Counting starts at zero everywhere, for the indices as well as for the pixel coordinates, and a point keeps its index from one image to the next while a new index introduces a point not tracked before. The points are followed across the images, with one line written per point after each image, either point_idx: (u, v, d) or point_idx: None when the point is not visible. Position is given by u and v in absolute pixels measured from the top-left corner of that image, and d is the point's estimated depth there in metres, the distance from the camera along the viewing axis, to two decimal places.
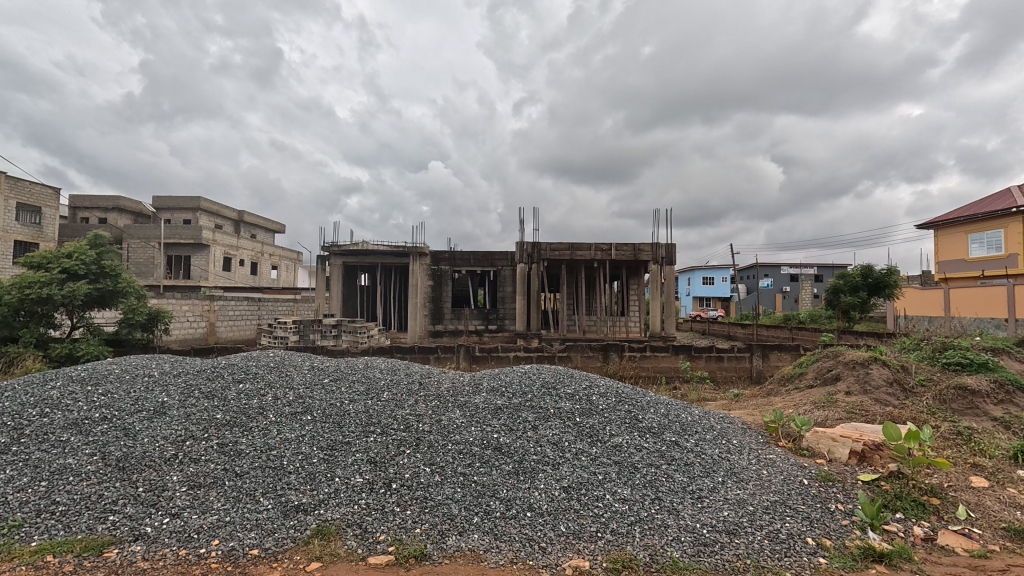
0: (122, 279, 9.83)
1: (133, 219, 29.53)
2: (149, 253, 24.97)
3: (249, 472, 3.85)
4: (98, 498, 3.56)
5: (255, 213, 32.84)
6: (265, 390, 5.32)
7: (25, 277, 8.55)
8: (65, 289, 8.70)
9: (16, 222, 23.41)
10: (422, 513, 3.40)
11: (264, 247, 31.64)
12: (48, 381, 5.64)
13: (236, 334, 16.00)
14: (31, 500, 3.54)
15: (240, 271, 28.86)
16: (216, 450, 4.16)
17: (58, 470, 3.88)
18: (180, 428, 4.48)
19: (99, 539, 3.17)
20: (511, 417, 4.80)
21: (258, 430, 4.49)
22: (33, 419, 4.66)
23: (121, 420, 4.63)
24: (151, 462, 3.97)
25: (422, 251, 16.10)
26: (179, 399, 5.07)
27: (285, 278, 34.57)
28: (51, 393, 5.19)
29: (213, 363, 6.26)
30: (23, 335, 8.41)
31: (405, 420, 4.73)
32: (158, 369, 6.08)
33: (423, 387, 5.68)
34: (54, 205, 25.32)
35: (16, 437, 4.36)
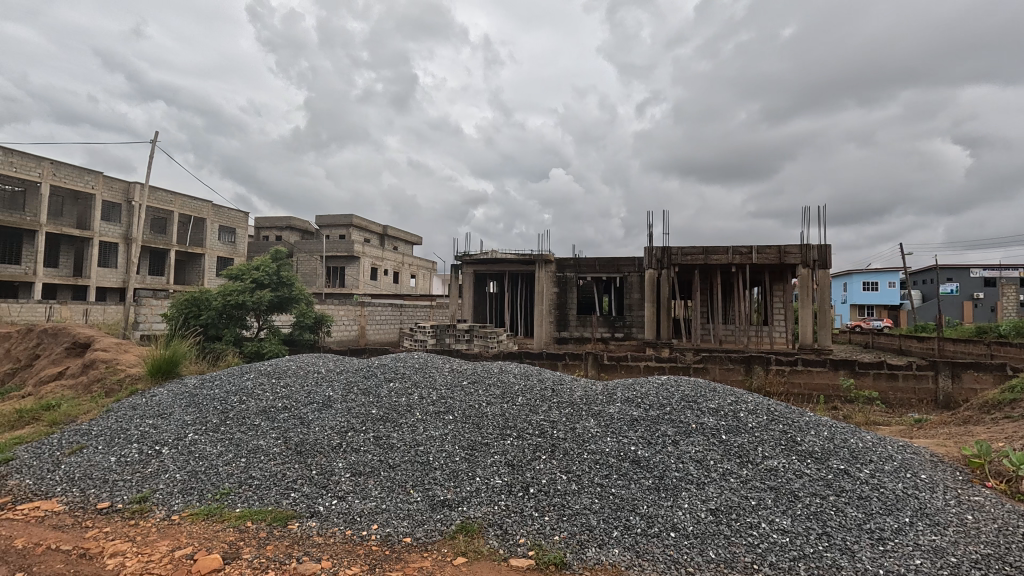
0: (296, 288, 11.44)
1: (301, 236, 34.37)
2: (313, 265, 28.80)
3: (401, 465, 4.19)
4: (283, 476, 4.14)
5: (396, 227, 36.24)
6: (412, 389, 5.77)
7: (227, 287, 10.36)
8: (254, 296, 10.39)
9: (219, 241, 28.81)
10: (560, 520, 3.39)
11: (404, 258, 34.62)
12: (245, 373, 6.76)
13: (382, 338, 17.63)
14: (235, 473, 4.25)
15: (384, 280, 31.95)
16: (373, 442, 4.60)
17: (253, 449, 4.61)
18: (343, 420, 5.05)
19: (282, 512, 3.68)
20: (648, 430, 4.59)
21: (407, 426, 4.87)
22: (235, 404, 5.61)
23: (297, 409, 5.36)
24: (322, 448, 4.53)
25: (548, 259, 16.28)
26: (342, 394, 5.73)
27: (422, 286, 37.51)
28: (247, 384, 6.19)
29: (368, 363, 6.96)
30: (225, 334, 10.15)
31: (540, 426, 4.78)
32: (324, 366, 6.92)
33: (556, 394, 5.69)
34: (244, 226, 30.52)
35: (224, 419, 5.27)
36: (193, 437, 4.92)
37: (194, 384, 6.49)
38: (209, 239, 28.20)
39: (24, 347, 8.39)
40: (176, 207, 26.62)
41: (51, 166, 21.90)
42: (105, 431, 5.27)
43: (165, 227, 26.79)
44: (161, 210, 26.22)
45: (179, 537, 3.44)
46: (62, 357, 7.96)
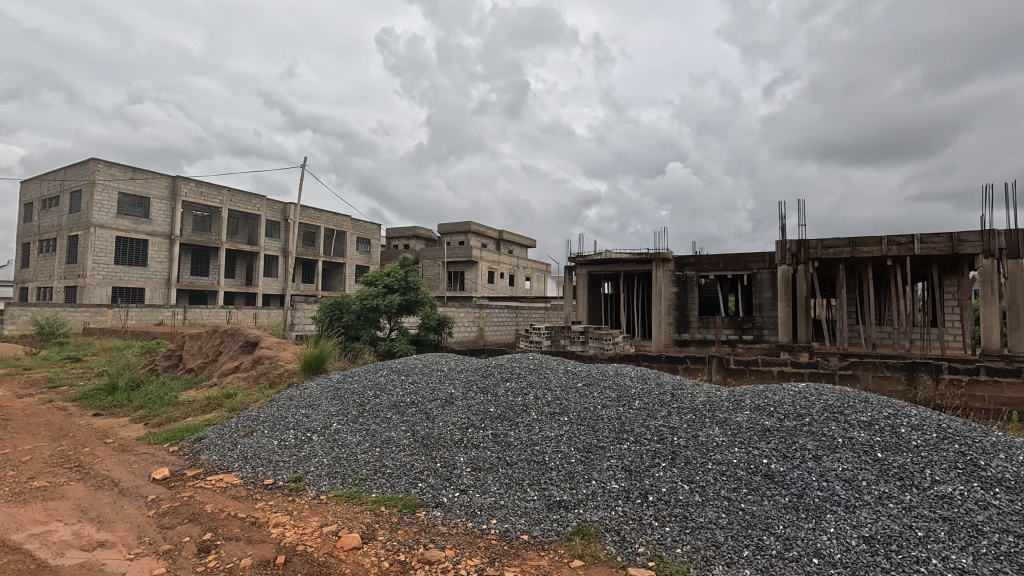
0: (422, 292, 12.29)
1: (425, 244, 36.91)
2: (435, 270, 30.77)
3: (518, 463, 4.29)
4: (412, 467, 4.47)
5: (511, 232, 37.29)
6: (528, 389, 5.87)
7: (364, 292, 11.47)
8: (387, 300, 11.38)
9: (356, 251, 32.22)
10: (683, 533, 3.21)
11: (519, 261, 35.49)
12: (378, 369, 7.43)
13: (499, 339, 18.24)
14: (371, 461, 4.68)
15: (501, 283, 33.03)
16: (491, 439, 4.77)
17: (386, 440, 5.04)
18: (464, 416, 5.30)
19: (412, 500, 3.97)
20: (783, 442, 4.16)
21: (524, 426, 4.97)
22: (371, 397, 6.20)
23: (423, 405, 5.76)
24: (445, 442, 4.81)
25: (666, 257, 15.57)
26: (462, 392, 6.03)
27: (537, 288, 38.12)
28: (380, 380, 6.80)
29: (486, 362, 7.24)
30: (362, 335, 11.24)
31: (659, 431, 4.58)
32: (446, 365, 7.35)
33: (676, 399, 5.41)
34: (377, 237, 33.60)
35: (362, 411, 5.85)
36: (337, 426, 5.53)
37: (337, 378, 7.29)
38: (348, 249, 31.60)
39: (210, 344, 10.05)
40: (322, 222, 30.17)
41: (229, 193, 26.10)
42: (269, 417, 6.14)
43: (313, 240, 30.50)
44: (310, 226, 29.90)
45: (326, 515, 3.88)
46: (237, 353, 9.42)
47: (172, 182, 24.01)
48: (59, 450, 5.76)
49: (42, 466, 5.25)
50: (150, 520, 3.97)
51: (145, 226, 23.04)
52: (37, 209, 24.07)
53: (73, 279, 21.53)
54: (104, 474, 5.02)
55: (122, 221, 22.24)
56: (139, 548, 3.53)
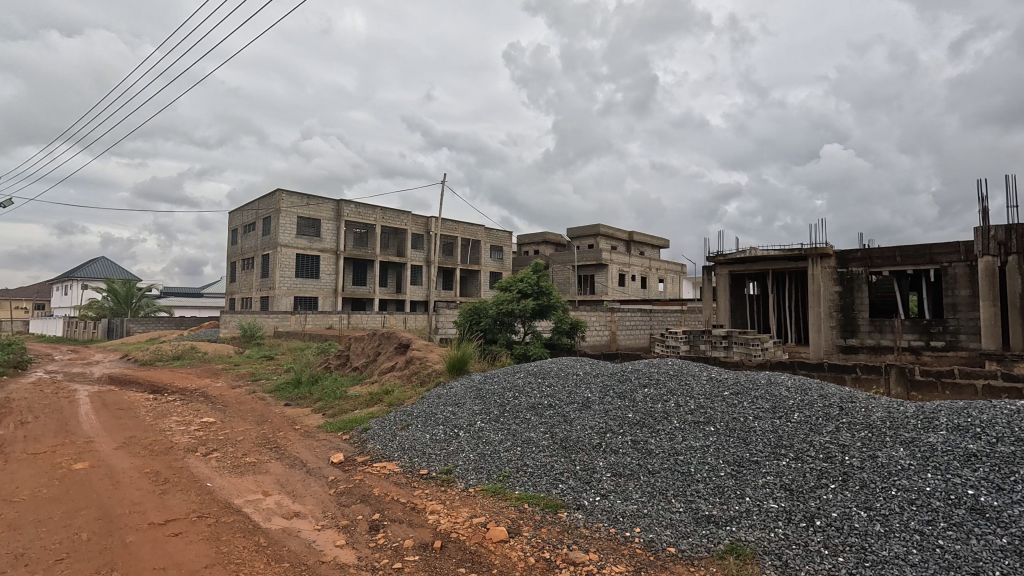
0: (554, 296, 12.47)
1: (554, 248, 37.48)
2: (565, 274, 31.05)
3: (660, 472, 4.14)
4: (552, 468, 4.57)
5: (642, 232, 36.14)
6: (668, 396, 5.63)
7: (500, 297, 12.01)
8: (521, 305, 11.77)
9: (490, 258, 33.91)
10: (861, 566, 2.83)
11: (652, 262, 34.23)
12: (516, 372, 7.72)
13: (633, 343, 17.75)
14: (513, 459, 4.89)
15: (632, 285, 32.16)
16: (631, 446, 4.67)
17: (526, 440, 5.23)
18: (601, 421, 5.27)
19: (553, 500, 4.07)
20: (997, 472, 3.43)
21: (665, 433, 4.78)
22: (510, 399, 6.46)
23: (560, 408, 5.85)
24: (584, 446, 4.83)
25: (825, 253, 13.81)
26: (599, 396, 6.00)
27: (671, 290, 36.40)
28: (518, 382, 7.06)
29: (622, 367, 7.11)
30: (499, 338, 11.78)
31: (825, 449, 4.08)
32: (582, 369, 7.37)
33: (845, 413, 4.76)
34: (509, 244, 34.97)
35: (502, 411, 6.13)
36: (480, 424, 5.88)
37: (479, 379, 7.72)
38: (483, 257, 33.39)
39: (371, 346, 11.32)
40: (459, 232, 32.25)
41: (381, 211, 29.22)
42: (421, 413, 6.74)
43: (452, 250, 32.75)
44: (449, 236, 32.18)
45: (475, 507, 4.14)
46: (392, 354, 10.49)
47: (337, 205, 27.62)
48: (263, 433, 6.97)
49: (251, 445, 6.39)
50: (331, 498, 4.60)
51: (317, 244, 26.81)
52: (240, 234, 29.39)
53: (266, 290, 25.88)
54: (296, 455, 5.95)
55: (300, 240, 26.16)
56: (324, 521, 4.11)
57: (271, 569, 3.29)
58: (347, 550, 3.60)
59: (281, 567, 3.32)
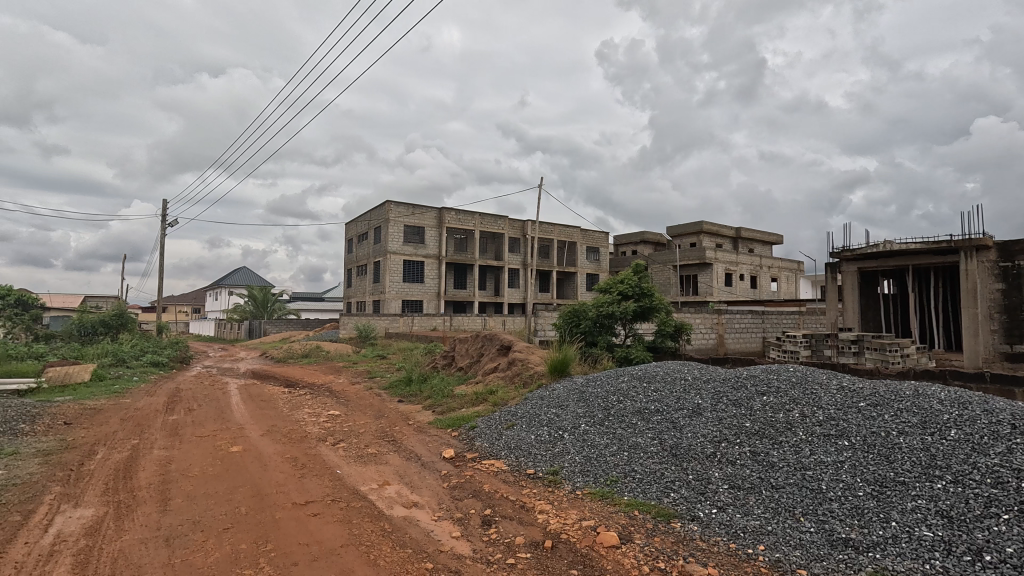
0: (656, 298, 12.05)
1: (654, 248, 36.21)
2: (666, 275, 29.85)
3: (785, 488, 3.84)
4: (662, 476, 4.43)
5: (751, 228, 33.68)
6: (791, 405, 5.19)
7: (600, 299, 11.87)
8: (622, 307, 11.53)
9: (586, 260, 33.65)
10: None
11: (762, 260, 31.76)
12: (619, 375, 7.56)
13: (744, 347, 16.60)
14: (621, 464, 4.81)
15: (741, 285, 30.08)
16: (750, 457, 4.38)
17: (633, 445, 5.12)
18: (714, 429, 5.01)
19: (665, 509, 3.94)
20: None
21: (790, 446, 4.42)
22: (615, 402, 6.35)
23: (669, 414, 5.64)
24: (696, 455, 4.62)
25: (983, 245, 11.88)
26: (711, 403, 5.69)
27: (786, 290, 33.49)
28: (622, 385, 6.92)
29: (736, 373, 6.67)
30: (599, 341, 11.65)
31: (994, 473, 3.51)
32: (690, 374, 7.04)
33: (1019, 432, 4.06)
34: (605, 245, 34.42)
35: (607, 414, 6.05)
36: (585, 427, 5.85)
37: (581, 382, 7.67)
38: (579, 259, 33.22)
39: (474, 347, 11.76)
40: (555, 235, 32.35)
41: (479, 217, 30.23)
42: (525, 414, 6.87)
43: (548, 252, 32.97)
44: (545, 239, 32.42)
45: (584, 510, 4.14)
46: (495, 355, 10.82)
47: (439, 213, 29.02)
48: (381, 426, 7.55)
49: (372, 437, 6.95)
50: (445, 491, 4.86)
51: (422, 250, 28.40)
52: (354, 243, 32.05)
53: (377, 295, 27.96)
54: (411, 449, 6.36)
55: (406, 247, 27.90)
56: (440, 512, 4.34)
57: (397, 553, 3.55)
58: (463, 542, 3.77)
59: (405, 553, 3.56)
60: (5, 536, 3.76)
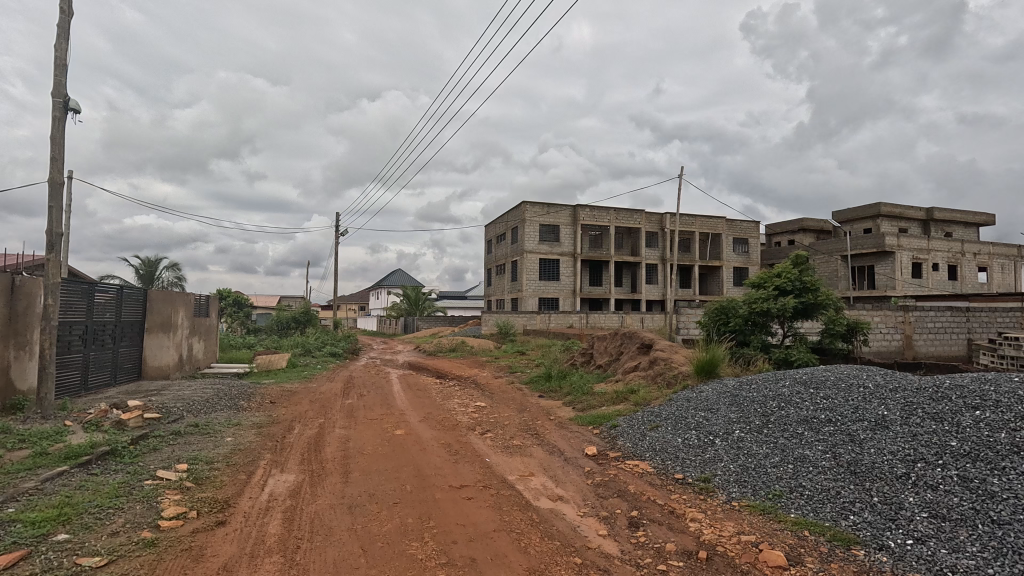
0: (822, 293, 10.62)
1: (816, 237, 32.08)
2: (833, 266, 26.25)
3: (1012, 524, 3.12)
4: (837, 495, 3.91)
5: (948, 208, 28.03)
6: (1018, 424, 4.20)
7: (751, 295, 10.88)
8: (778, 303, 10.40)
9: (734, 253, 31.09)
10: None
11: (965, 245, 26.23)
12: (780, 379, 6.83)
13: (941, 350, 13.90)
14: (785, 477, 4.36)
15: (934, 277, 25.21)
16: (958, 483, 3.65)
17: (800, 458, 4.60)
18: (906, 446, 4.27)
19: (843, 533, 3.47)
20: None
21: (1017, 474, 3.58)
22: (775, 409, 5.75)
23: (845, 425, 4.95)
24: (882, 475, 3.99)
25: None
26: (901, 415, 4.86)
27: (1001, 282, 27.24)
28: (784, 390, 6.24)
29: (935, 382, 5.59)
30: (752, 341, 10.72)
31: None
32: (872, 381, 6.08)
33: None
34: (756, 235, 31.42)
35: (766, 422, 5.52)
36: (740, 434, 5.40)
37: (733, 385, 7.08)
38: (726, 252, 30.82)
39: (613, 345, 11.57)
40: (698, 227, 30.35)
41: (615, 212, 29.62)
42: (671, 415, 6.56)
43: (689, 246, 31.09)
44: (686, 232, 30.62)
45: (742, 523, 3.83)
46: (635, 354, 10.53)
47: (574, 210, 29.05)
48: (524, 420, 7.83)
49: (517, 430, 7.23)
50: (589, 488, 4.86)
51: (557, 248, 28.75)
52: (493, 243, 33.63)
53: (516, 293, 29.01)
54: (554, 443, 6.49)
55: (542, 246, 28.49)
56: (586, 508, 4.35)
57: (546, 543, 3.65)
58: (610, 541, 3.74)
59: (553, 544, 3.64)
60: (235, 490, 4.67)
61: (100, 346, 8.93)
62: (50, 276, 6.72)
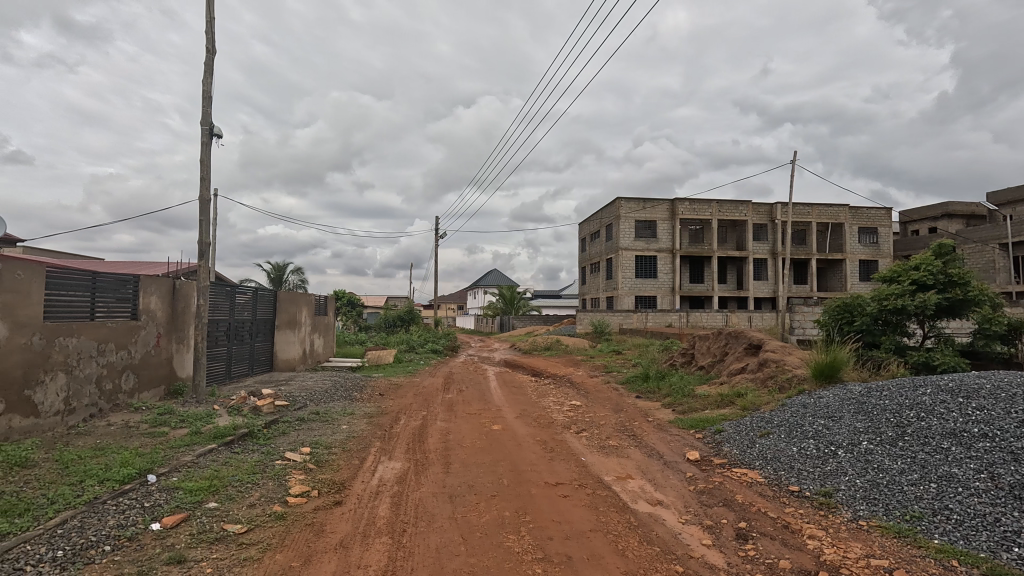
0: (974, 287, 9.15)
1: (966, 223, 27.71)
2: (988, 257, 22.53)
3: None
4: (997, 522, 3.35)
5: None
6: None
7: (881, 290, 9.65)
8: (916, 299, 9.12)
9: (859, 244, 27.88)
10: None
11: None
12: (919, 386, 5.99)
13: None
14: (926, 498, 3.82)
15: None
16: None
17: (946, 477, 4.00)
18: None
19: (1004, 567, 2.96)
20: None
21: None
22: (913, 420, 5.06)
23: (1006, 442, 4.22)
24: None
25: None
26: None
27: None
28: (924, 399, 5.47)
29: None
30: (883, 342, 9.43)
31: None
32: None
33: None
34: (887, 224, 27.88)
35: (901, 433, 4.87)
36: (868, 446, 4.82)
37: (860, 391, 6.33)
38: (849, 244, 27.75)
39: (717, 345, 10.91)
40: (814, 217, 27.56)
41: (718, 204, 27.86)
42: (784, 422, 6.03)
43: (805, 238, 28.38)
44: (800, 222, 27.99)
45: (872, 546, 3.42)
46: (742, 355, 9.84)
47: (672, 204, 27.82)
48: (621, 420, 7.64)
49: (613, 430, 7.08)
50: (692, 495, 4.61)
51: (654, 244, 27.74)
52: (587, 242, 33.29)
53: (611, 291, 28.45)
54: (652, 445, 6.27)
55: (638, 243, 27.67)
56: (687, 516, 4.15)
57: (645, 548, 3.54)
58: (715, 552, 3.53)
59: (653, 550, 3.52)
60: (350, 474, 5.09)
61: (240, 341, 10.21)
62: (202, 280, 7.82)
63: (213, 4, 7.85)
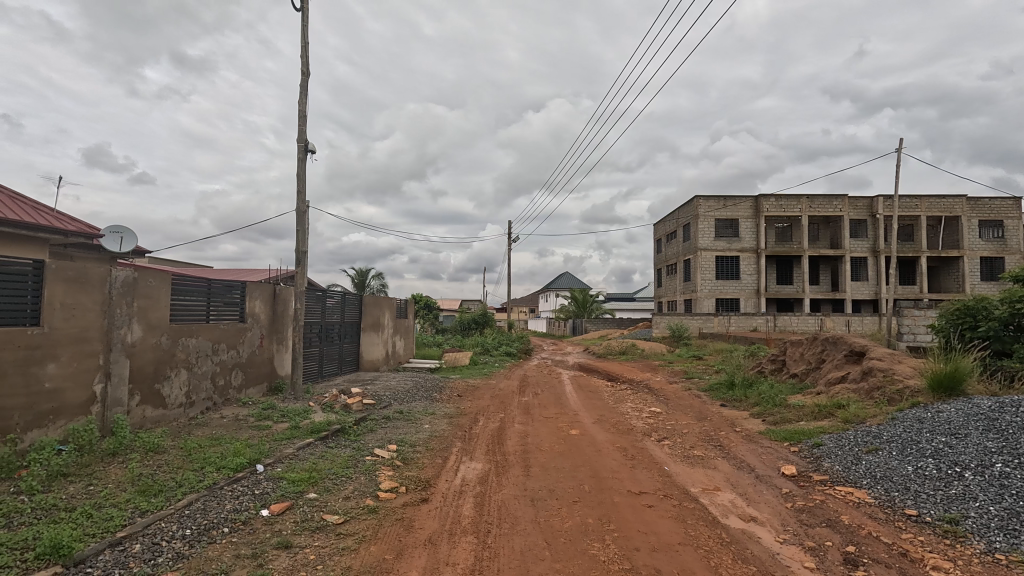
0: None
1: None
2: None
3: None
4: None
5: None
6: None
7: (1013, 291, 8.48)
8: None
9: (980, 239, 24.73)
10: None
11: None
12: None
13: None
14: None
15: None
16: None
17: None
18: None
19: None
20: None
21: None
22: None
23: None
24: None
25: None
26: None
27: None
28: None
29: None
30: (1016, 350, 8.18)
31: None
32: None
33: None
34: (1016, 215, 24.54)
35: None
36: (1003, 469, 4.24)
37: (990, 406, 5.58)
38: (968, 239, 24.70)
39: (812, 351, 10.12)
40: (923, 210, 24.82)
41: (808, 200, 25.91)
42: (896, 438, 5.45)
43: (912, 234, 25.71)
44: (907, 216, 25.33)
45: None
46: (842, 362, 9.06)
47: (756, 201, 26.19)
48: (705, 429, 7.30)
49: (698, 439, 6.77)
50: (789, 512, 4.30)
51: (736, 244, 26.26)
52: (663, 243, 32.20)
53: (689, 293, 27.32)
54: (741, 457, 5.93)
55: (719, 243, 26.35)
56: (785, 535, 3.87)
57: (739, 566, 3.35)
58: None
59: (748, 569, 3.31)
60: (434, 472, 5.26)
61: (331, 342, 10.89)
62: (299, 285, 8.44)
63: (306, 29, 8.46)
